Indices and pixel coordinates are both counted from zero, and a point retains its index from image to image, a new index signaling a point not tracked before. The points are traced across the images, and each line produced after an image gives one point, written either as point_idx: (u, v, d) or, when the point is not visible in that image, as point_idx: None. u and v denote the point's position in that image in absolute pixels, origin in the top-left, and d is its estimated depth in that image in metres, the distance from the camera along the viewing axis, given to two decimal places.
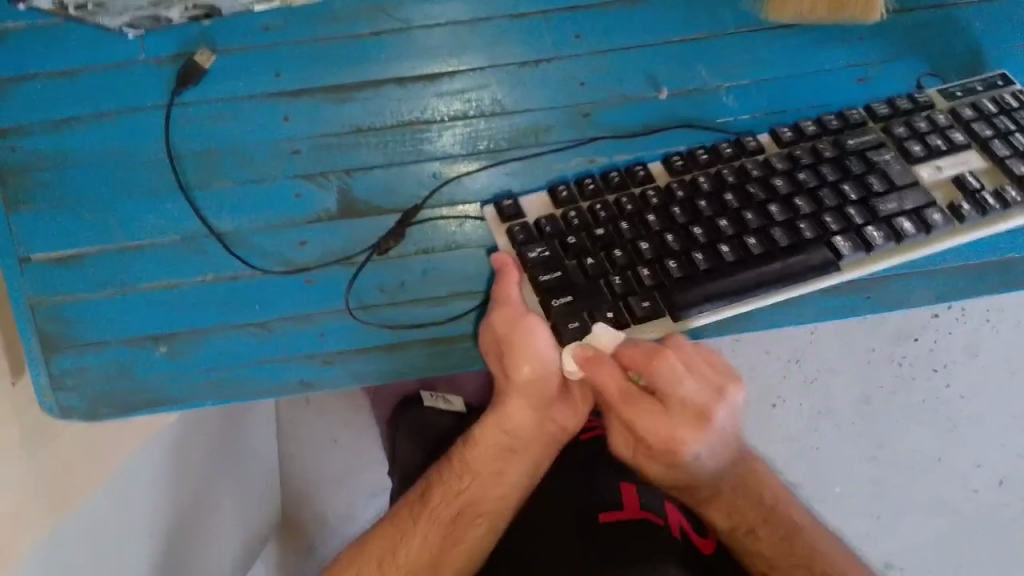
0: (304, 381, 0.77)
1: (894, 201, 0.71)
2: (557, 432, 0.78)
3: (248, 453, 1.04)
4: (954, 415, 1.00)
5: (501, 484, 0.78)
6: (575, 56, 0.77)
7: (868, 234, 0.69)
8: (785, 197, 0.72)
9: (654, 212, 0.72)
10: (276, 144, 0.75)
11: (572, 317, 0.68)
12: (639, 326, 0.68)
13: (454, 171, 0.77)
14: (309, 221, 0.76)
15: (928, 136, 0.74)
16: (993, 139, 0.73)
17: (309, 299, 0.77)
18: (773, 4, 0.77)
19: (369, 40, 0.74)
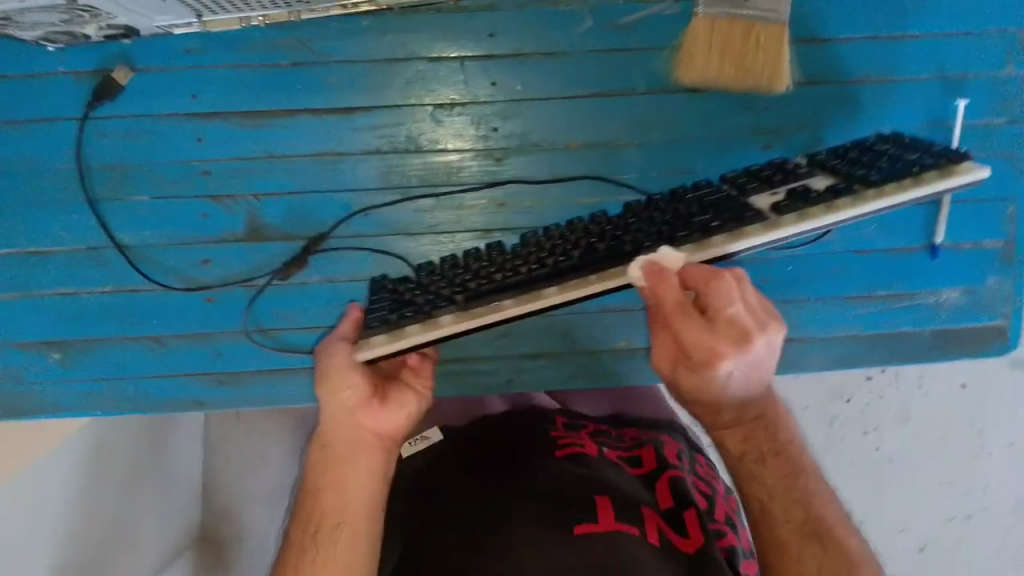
0: (195, 399, 0.80)
1: (715, 215, 0.68)
2: (373, 438, 0.69)
3: (168, 465, 1.09)
4: (882, 476, 1.15)
5: (342, 492, 0.67)
6: (491, 102, 0.78)
7: (705, 223, 0.66)
8: (633, 227, 0.71)
9: (492, 263, 0.72)
10: (187, 165, 0.76)
11: (377, 320, 0.67)
12: (433, 324, 0.66)
13: (364, 211, 0.78)
14: (213, 242, 0.77)
15: (776, 176, 0.71)
16: (898, 151, 0.70)
17: (209, 318, 0.78)
18: (682, 64, 0.77)
19: (288, 71, 0.75)
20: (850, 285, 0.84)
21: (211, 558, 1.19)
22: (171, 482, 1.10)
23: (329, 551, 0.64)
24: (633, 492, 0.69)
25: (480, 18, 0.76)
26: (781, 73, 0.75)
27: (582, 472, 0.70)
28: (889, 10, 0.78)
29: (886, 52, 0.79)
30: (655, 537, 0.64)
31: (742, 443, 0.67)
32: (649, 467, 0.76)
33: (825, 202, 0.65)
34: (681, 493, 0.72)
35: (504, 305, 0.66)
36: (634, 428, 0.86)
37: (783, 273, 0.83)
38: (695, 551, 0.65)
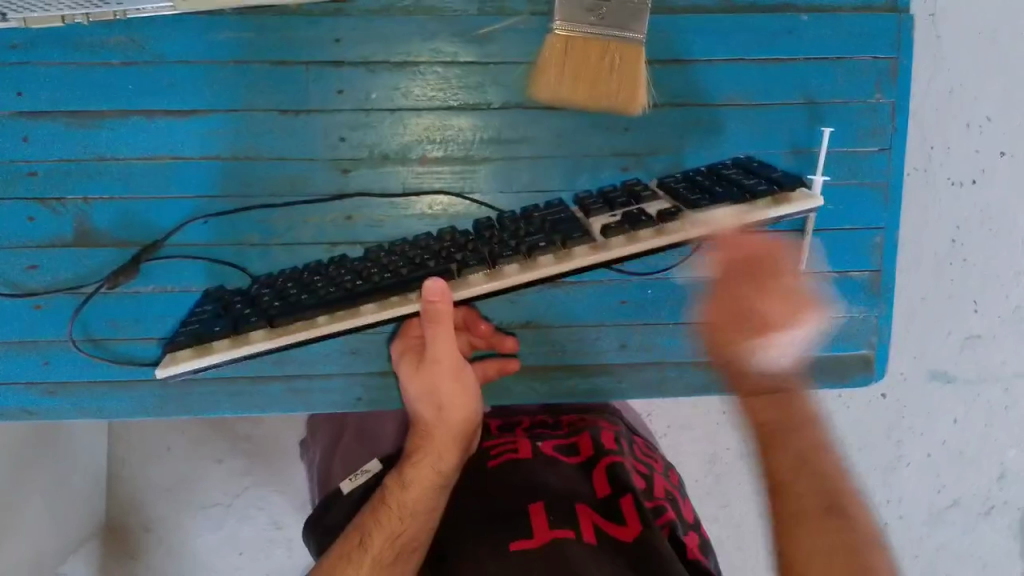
0: (24, 409, 0.76)
1: (544, 236, 0.64)
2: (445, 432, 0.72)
3: (58, 467, 1.04)
4: None
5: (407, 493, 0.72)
6: (336, 111, 0.75)
7: (529, 244, 0.63)
8: (466, 246, 0.67)
9: (323, 278, 0.68)
10: (12, 165, 0.73)
11: (188, 336, 0.63)
12: (241, 339, 0.61)
13: (205, 218, 0.75)
14: (42, 246, 0.74)
15: (616, 202, 0.67)
16: (743, 176, 0.66)
17: (35, 325, 0.75)
18: (532, 87, 0.75)
19: (120, 70, 0.72)
20: None
21: (114, 548, 1.18)
22: (61, 486, 1.05)
23: (417, 496, 0.72)
24: (567, 490, 0.72)
25: (324, 23, 0.73)
26: (636, 92, 0.72)
27: (512, 480, 0.74)
28: (751, 32, 0.76)
29: (751, 74, 0.77)
30: (591, 536, 0.67)
31: (776, 414, 0.65)
32: (585, 454, 0.78)
33: (648, 228, 0.62)
34: (617, 478, 0.73)
35: (314, 318, 0.62)
36: (572, 415, 0.89)
37: (643, 297, 0.81)
38: (633, 537, 0.67)
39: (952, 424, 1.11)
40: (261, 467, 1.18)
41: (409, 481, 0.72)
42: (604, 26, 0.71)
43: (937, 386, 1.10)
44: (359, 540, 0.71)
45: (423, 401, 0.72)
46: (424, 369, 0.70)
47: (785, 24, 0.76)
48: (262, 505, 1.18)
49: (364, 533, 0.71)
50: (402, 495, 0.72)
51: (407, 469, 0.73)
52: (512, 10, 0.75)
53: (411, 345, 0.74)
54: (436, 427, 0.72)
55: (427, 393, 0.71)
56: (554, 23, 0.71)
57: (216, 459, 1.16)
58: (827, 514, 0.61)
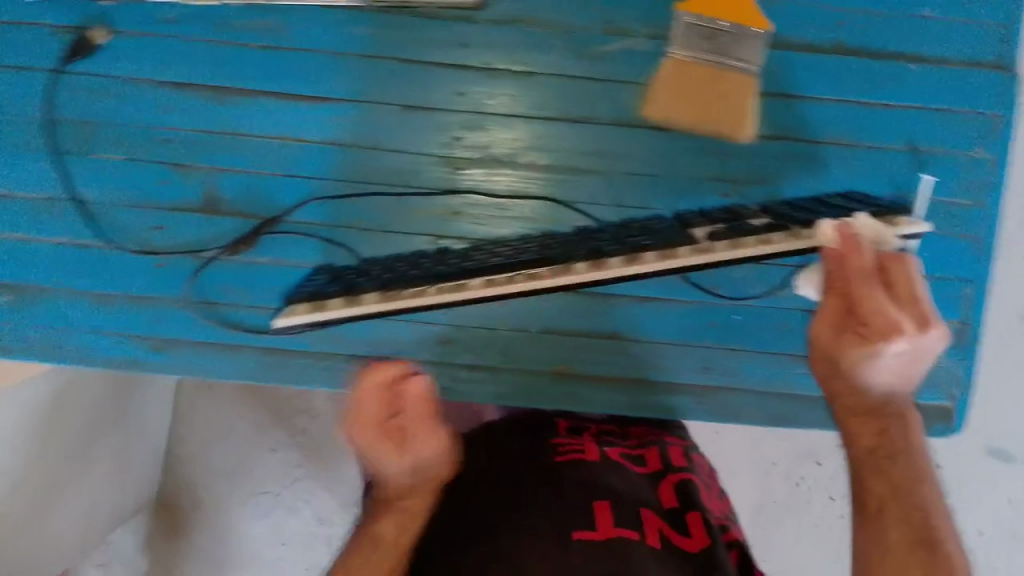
0: (132, 360, 0.82)
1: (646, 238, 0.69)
2: (427, 480, 0.78)
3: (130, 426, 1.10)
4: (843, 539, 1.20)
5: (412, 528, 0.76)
6: (454, 111, 0.79)
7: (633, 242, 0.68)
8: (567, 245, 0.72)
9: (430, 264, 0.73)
10: (151, 130, 0.78)
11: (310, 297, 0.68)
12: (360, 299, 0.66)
13: (293, 206, 0.79)
14: (171, 209, 0.79)
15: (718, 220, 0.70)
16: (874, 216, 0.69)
17: (157, 282, 0.80)
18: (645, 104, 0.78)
19: (261, 53, 0.77)
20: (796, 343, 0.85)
21: (166, 522, 1.23)
22: (132, 445, 1.11)
23: (404, 532, 0.76)
24: (635, 494, 0.77)
25: (454, 28, 0.78)
26: (743, 122, 0.75)
27: (581, 474, 0.78)
28: (858, 75, 0.79)
29: (857, 115, 0.79)
30: (655, 540, 0.72)
31: (877, 438, 0.70)
32: (652, 467, 0.83)
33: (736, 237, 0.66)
34: (685, 496, 0.79)
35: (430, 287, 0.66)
36: (635, 426, 0.91)
37: (730, 322, 0.84)
38: (699, 548, 0.72)
39: (1008, 503, 1.11)
40: (315, 461, 1.21)
41: (396, 512, 0.77)
42: (721, 54, 0.75)
43: (992, 462, 1.11)
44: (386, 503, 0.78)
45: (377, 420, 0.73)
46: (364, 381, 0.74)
47: (893, 71, 0.79)
48: (311, 498, 1.21)
49: (372, 536, 0.76)
50: (397, 532, 0.76)
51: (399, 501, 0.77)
52: (631, 32, 0.78)
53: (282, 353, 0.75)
54: (418, 492, 0.77)
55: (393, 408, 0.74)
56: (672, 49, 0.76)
57: (269, 448, 1.22)
58: (892, 504, 0.67)
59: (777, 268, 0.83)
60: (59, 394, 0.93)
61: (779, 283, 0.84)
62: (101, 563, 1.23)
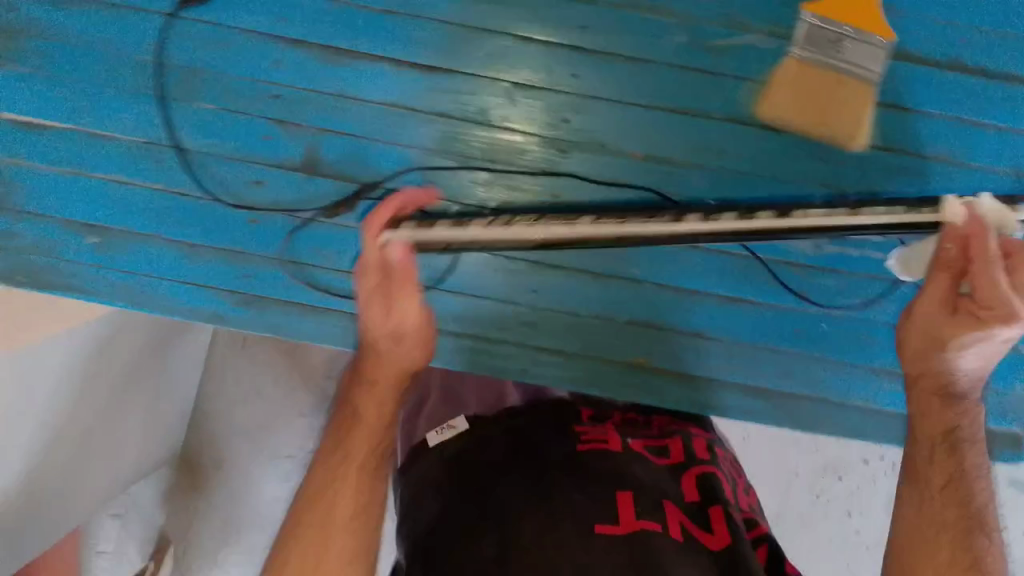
0: (215, 313, 0.82)
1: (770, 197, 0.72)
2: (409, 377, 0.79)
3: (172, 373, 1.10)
4: (857, 559, 1.17)
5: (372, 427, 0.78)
6: (566, 93, 0.79)
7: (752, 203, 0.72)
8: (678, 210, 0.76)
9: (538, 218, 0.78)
10: (261, 84, 0.77)
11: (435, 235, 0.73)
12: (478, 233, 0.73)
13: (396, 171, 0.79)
14: (271, 165, 0.79)
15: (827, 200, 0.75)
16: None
17: (250, 237, 0.81)
18: (762, 101, 0.77)
19: (379, 17, 0.77)
20: (881, 357, 0.85)
21: (185, 480, 1.20)
22: (172, 392, 1.11)
23: (366, 436, 0.77)
24: (655, 483, 0.75)
25: (576, 10, 0.77)
26: (858, 131, 0.75)
27: (606, 465, 0.76)
28: (974, 94, 0.78)
29: (969, 135, 0.79)
30: (678, 531, 0.70)
31: (941, 421, 0.74)
32: (675, 459, 0.79)
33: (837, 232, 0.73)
34: (709, 489, 0.75)
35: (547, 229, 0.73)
36: (664, 416, 0.89)
37: (818, 330, 0.84)
38: (720, 546, 0.69)
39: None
40: None
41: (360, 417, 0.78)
42: (842, 59, 0.73)
43: None
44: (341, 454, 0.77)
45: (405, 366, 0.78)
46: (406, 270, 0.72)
47: (1009, 94, 0.79)
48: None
49: (345, 451, 0.77)
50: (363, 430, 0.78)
51: (359, 404, 0.79)
52: (753, 29, 0.77)
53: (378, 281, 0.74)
54: (380, 364, 0.78)
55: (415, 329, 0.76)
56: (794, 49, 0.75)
57: (300, 412, 1.19)
58: (956, 485, 0.72)
59: (869, 280, 0.83)
60: (105, 339, 0.91)
61: (870, 295, 0.83)
62: (115, 514, 1.19)
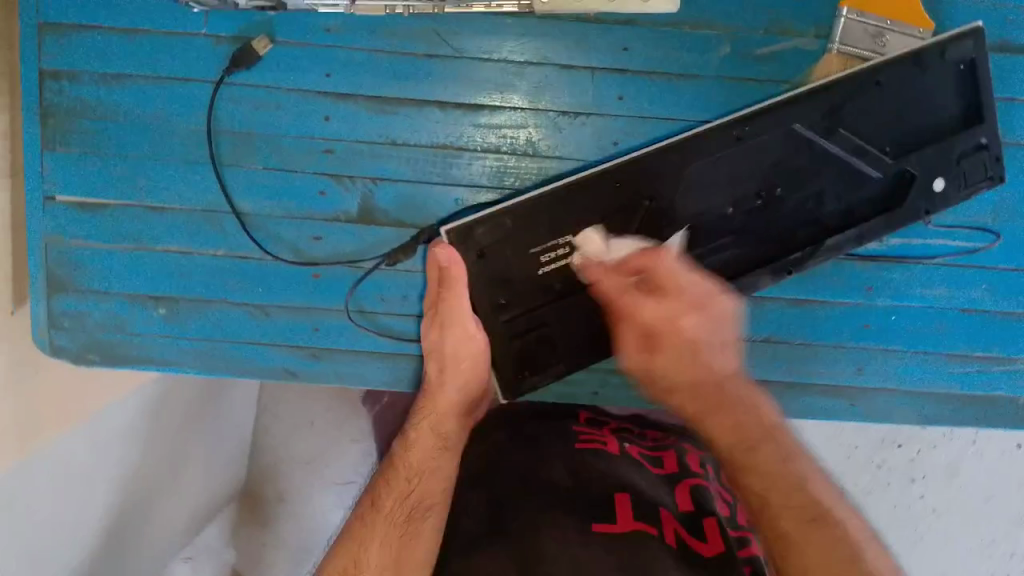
0: (288, 368, 0.83)
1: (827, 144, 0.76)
2: (474, 397, 0.80)
3: (224, 419, 1.08)
4: (921, 527, 1.08)
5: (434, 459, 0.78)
6: (615, 116, 0.78)
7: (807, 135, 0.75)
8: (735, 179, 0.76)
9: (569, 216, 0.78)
10: (312, 140, 0.78)
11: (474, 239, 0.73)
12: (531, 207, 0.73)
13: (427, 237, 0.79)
14: (327, 219, 0.80)
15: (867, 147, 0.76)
16: (971, 152, 0.77)
17: (314, 291, 0.81)
18: None
19: (421, 60, 0.77)
20: (952, 343, 0.85)
21: (249, 516, 1.13)
22: (227, 437, 1.08)
23: (421, 457, 0.77)
24: (652, 494, 0.77)
25: (617, 32, 0.77)
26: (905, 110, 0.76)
27: (605, 469, 0.80)
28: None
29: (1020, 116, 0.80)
30: (672, 538, 0.72)
31: (732, 431, 0.71)
32: (670, 470, 0.83)
33: (871, 120, 0.76)
34: (700, 500, 0.78)
35: (599, 193, 0.74)
36: (657, 432, 0.92)
37: (886, 322, 0.84)
38: (712, 552, 0.71)
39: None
40: None
41: (414, 441, 0.78)
42: (885, 53, 0.76)
43: None
44: (372, 503, 0.75)
45: (449, 404, 0.79)
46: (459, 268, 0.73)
47: None
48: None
49: (377, 492, 0.76)
50: (407, 456, 0.78)
51: (412, 431, 0.79)
52: (796, 32, 0.78)
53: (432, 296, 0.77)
54: (438, 389, 0.79)
55: (467, 337, 0.76)
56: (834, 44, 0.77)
57: (352, 438, 1.13)
58: (756, 482, 0.67)
59: (934, 268, 0.83)
60: (158, 398, 0.95)
61: (935, 283, 0.83)
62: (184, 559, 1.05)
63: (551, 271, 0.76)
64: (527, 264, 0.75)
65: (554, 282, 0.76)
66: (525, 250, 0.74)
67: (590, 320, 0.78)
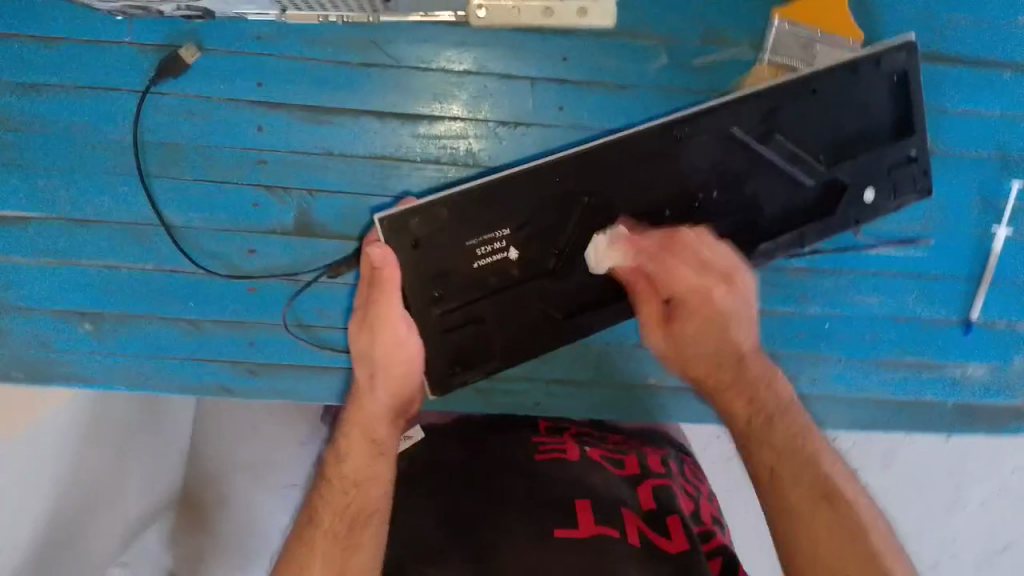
0: (223, 385, 0.81)
1: (769, 150, 0.74)
2: (406, 402, 0.75)
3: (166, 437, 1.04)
4: None
5: (373, 469, 0.71)
6: (554, 127, 0.78)
7: (751, 139, 0.74)
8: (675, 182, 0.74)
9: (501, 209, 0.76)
10: (245, 151, 0.76)
11: (411, 230, 0.68)
12: (469, 204, 0.69)
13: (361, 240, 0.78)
14: (262, 233, 0.78)
15: (806, 154, 0.75)
16: (901, 164, 0.78)
17: (250, 306, 0.80)
18: None
19: (356, 70, 0.75)
20: (885, 349, 0.87)
21: None
22: (168, 455, 1.05)
23: (358, 466, 0.71)
24: (615, 494, 0.73)
25: (556, 42, 0.76)
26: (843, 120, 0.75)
27: (563, 473, 0.75)
28: (957, 84, 0.81)
29: (949, 125, 0.82)
30: (636, 538, 0.68)
31: (748, 405, 0.70)
32: (632, 469, 0.78)
33: (810, 127, 0.75)
34: (664, 497, 0.74)
35: (535, 192, 0.71)
36: (617, 435, 0.86)
37: (821, 330, 0.86)
38: (677, 550, 0.68)
39: (1012, 473, 1.09)
40: None
41: (347, 453, 0.71)
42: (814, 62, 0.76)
43: None
44: (309, 518, 0.69)
45: (376, 411, 0.73)
46: (393, 270, 0.68)
47: (987, 79, 0.81)
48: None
49: (313, 508, 0.69)
50: (341, 468, 0.71)
51: (342, 441, 0.73)
52: (733, 42, 0.78)
53: (360, 297, 0.72)
54: (367, 393, 0.74)
55: (399, 341, 0.72)
56: (767, 54, 0.77)
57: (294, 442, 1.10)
58: (783, 454, 0.65)
59: (867, 276, 0.85)
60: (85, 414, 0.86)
61: (870, 291, 0.85)
62: None
63: (486, 264, 0.73)
64: (462, 257, 0.71)
65: (489, 276, 0.73)
66: (461, 242, 0.70)
67: (521, 317, 0.77)
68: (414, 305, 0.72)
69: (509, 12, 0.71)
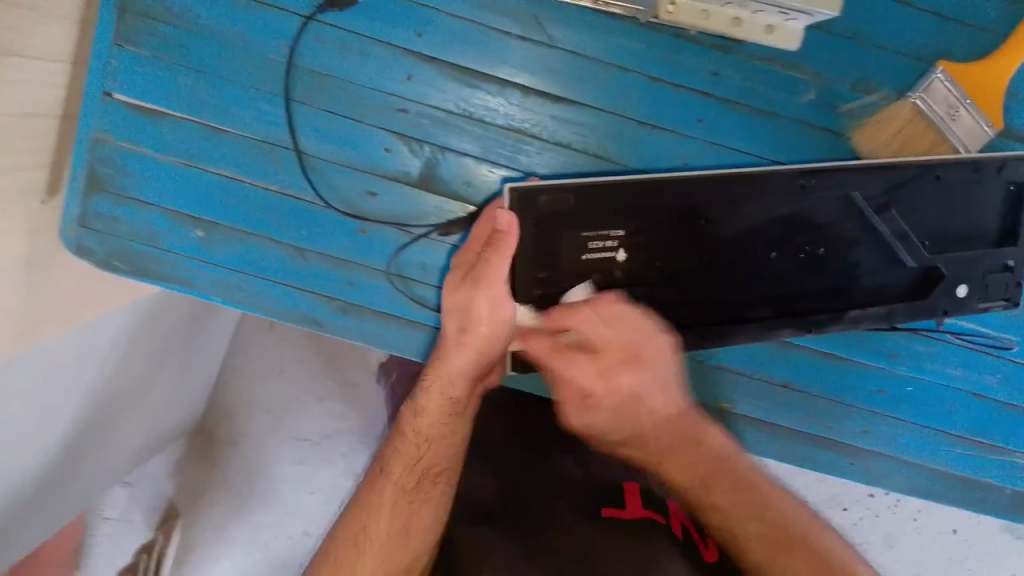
0: (313, 317, 0.82)
1: (882, 221, 0.77)
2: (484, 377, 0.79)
3: (205, 357, 1.08)
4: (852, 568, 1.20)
5: (450, 437, 0.78)
6: (692, 138, 0.79)
7: (871, 203, 0.76)
8: (784, 226, 0.76)
9: None
10: (388, 96, 0.77)
11: (547, 205, 0.69)
12: (604, 198, 0.70)
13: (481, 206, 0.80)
14: (385, 177, 0.79)
15: (913, 239, 0.78)
16: (997, 270, 0.80)
17: (355, 246, 0.81)
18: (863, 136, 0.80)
19: (513, 40, 0.76)
20: (958, 424, 0.87)
21: (208, 450, 1.15)
22: (197, 372, 1.07)
23: (431, 422, 0.77)
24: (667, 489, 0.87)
25: (709, 56, 0.78)
26: (962, 203, 0.78)
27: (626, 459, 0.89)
28: None
29: None
30: (679, 530, 0.80)
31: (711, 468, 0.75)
32: None
33: (919, 210, 0.77)
34: None
35: (666, 202, 0.72)
36: None
37: (903, 392, 0.86)
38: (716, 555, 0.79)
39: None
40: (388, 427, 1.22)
41: (422, 405, 0.77)
42: (951, 126, 0.76)
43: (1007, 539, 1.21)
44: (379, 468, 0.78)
45: (459, 371, 0.76)
46: (513, 237, 0.69)
47: None
48: (349, 453, 1.14)
49: (385, 462, 0.78)
50: (417, 421, 0.78)
51: (420, 394, 0.78)
52: (879, 92, 0.79)
53: (467, 260, 0.73)
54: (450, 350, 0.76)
55: (498, 302, 0.71)
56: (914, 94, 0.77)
57: (319, 397, 1.15)
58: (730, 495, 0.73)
59: (958, 350, 0.85)
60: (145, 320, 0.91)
61: (954, 363, 0.86)
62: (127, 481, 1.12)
63: (593, 262, 0.73)
64: (576, 250, 0.72)
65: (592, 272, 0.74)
66: (577, 233, 0.72)
67: None
68: (517, 285, 0.72)
69: (698, 13, 0.73)
